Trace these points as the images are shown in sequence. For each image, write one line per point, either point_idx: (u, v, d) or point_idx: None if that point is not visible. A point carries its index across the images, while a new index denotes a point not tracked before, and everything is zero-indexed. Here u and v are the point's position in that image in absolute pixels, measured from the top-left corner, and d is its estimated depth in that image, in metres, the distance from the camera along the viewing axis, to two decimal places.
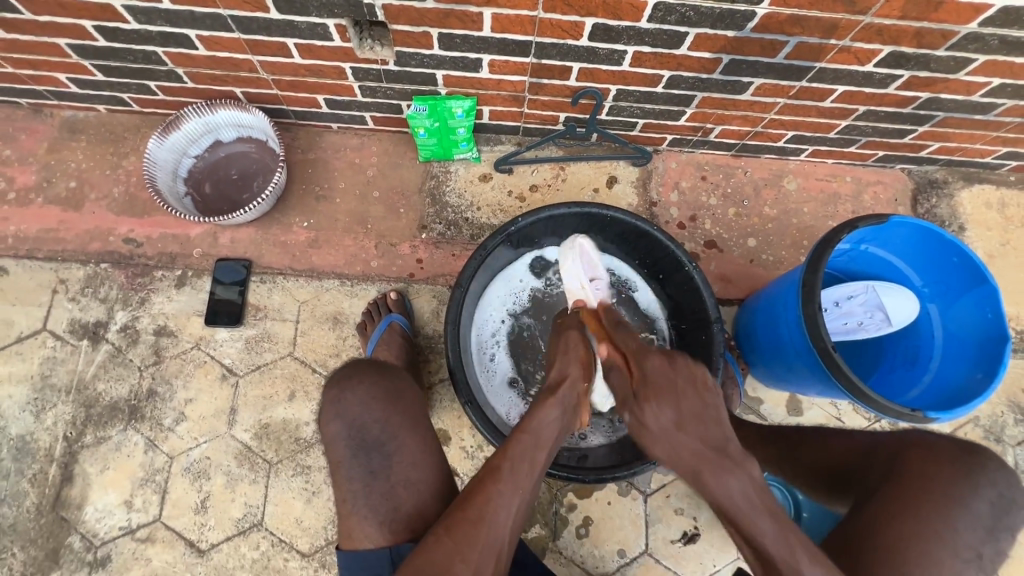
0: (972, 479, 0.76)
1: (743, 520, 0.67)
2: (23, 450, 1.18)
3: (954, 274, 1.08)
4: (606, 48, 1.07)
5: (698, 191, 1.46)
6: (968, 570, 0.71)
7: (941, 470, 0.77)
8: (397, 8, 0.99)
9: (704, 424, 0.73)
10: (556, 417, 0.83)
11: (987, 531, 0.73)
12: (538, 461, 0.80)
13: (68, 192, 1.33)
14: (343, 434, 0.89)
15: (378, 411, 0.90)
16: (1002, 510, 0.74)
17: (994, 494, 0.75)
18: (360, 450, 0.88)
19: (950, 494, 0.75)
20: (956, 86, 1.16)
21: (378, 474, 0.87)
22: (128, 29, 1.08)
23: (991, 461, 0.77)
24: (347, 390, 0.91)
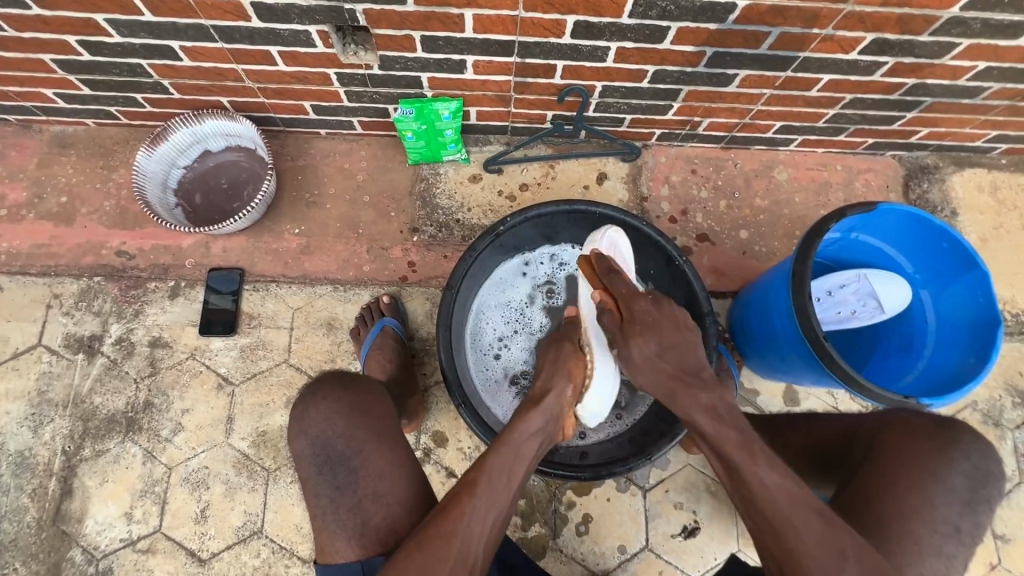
0: (947, 453, 0.76)
1: (735, 468, 0.72)
2: (22, 465, 1.18)
3: (944, 259, 1.07)
4: (589, 45, 1.07)
5: (688, 184, 1.46)
6: (948, 545, 0.72)
7: (916, 447, 0.77)
8: (377, 12, 0.99)
9: (681, 354, 0.83)
10: (538, 429, 0.86)
11: (964, 504, 0.73)
12: (516, 475, 0.82)
13: (59, 207, 1.34)
14: (308, 450, 0.90)
15: (341, 425, 0.91)
16: (978, 482, 0.75)
17: (969, 467, 0.75)
18: (324, 465, 0.89)
19: (926, 469, 0.75)
20: (942, 71, 1.15)
21: (344, 489, 0.88)
22: (112, 42, 1.08)
23: (964, 433, 0.78)
24: (309, 407, 0.92)
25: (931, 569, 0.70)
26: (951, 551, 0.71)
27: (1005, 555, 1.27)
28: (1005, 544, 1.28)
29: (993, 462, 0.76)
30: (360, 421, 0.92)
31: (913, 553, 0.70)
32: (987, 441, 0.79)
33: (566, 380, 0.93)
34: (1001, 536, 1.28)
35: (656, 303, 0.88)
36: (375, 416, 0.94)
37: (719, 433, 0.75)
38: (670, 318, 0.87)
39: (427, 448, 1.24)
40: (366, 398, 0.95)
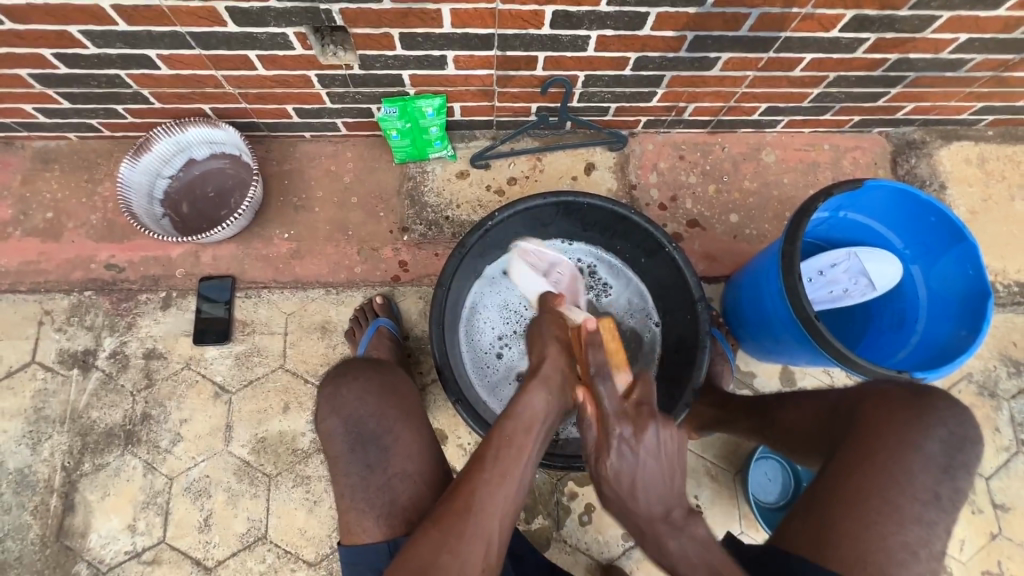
0: (923, 420, 0.76)
1: (645, 534, 0.71)
2: (23, 483, 1.18)
3: (932, 233, 1.08)
4: (569, 35, 1.06)
5: (677, 170, 1.46)
6: (928, 512, 0.72)
7: (894, 418, 0.77)
8: (354, 12, 0.98)
9: (654, 496, 0.70)
10: (543, 401, 0.81)
11: (942, 470, 0.73)
12: (526, 447, 0.78)
13: (46, 223, 1.33)
14: (339, 430, 0.90)
15: (373, 404, 0.91)
16: (954, 447, 0.75)
17: (946, 432, 0.75)
18: (356, 445, 0.89)
19: (903, 438, 0.75)
20: (924, 45, 1.15)
21: (375, 468, 0.88)
22: (88, 54, 1.07)
23: (941, 400, 0.78)
24: (342, 386, 0.91)
25: (916, 538, 0.71)
26: (932, 518, 0.72)
27: (1004, 525, 1.28)
28: (1004, 514, 1.29)
29: (970, 426, 0.76)
30: (391, 400, 0.92)
31: (894, 523, 0.71)
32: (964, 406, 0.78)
33: (563, 352, 0.86)
34: (1000, 506, 1.29)
35: (637, 430, 0.71)
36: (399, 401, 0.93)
37: (640, 507, 0.70)
38: (655, 458, 0.71)
39: None
40: (397, 379, 0.95)
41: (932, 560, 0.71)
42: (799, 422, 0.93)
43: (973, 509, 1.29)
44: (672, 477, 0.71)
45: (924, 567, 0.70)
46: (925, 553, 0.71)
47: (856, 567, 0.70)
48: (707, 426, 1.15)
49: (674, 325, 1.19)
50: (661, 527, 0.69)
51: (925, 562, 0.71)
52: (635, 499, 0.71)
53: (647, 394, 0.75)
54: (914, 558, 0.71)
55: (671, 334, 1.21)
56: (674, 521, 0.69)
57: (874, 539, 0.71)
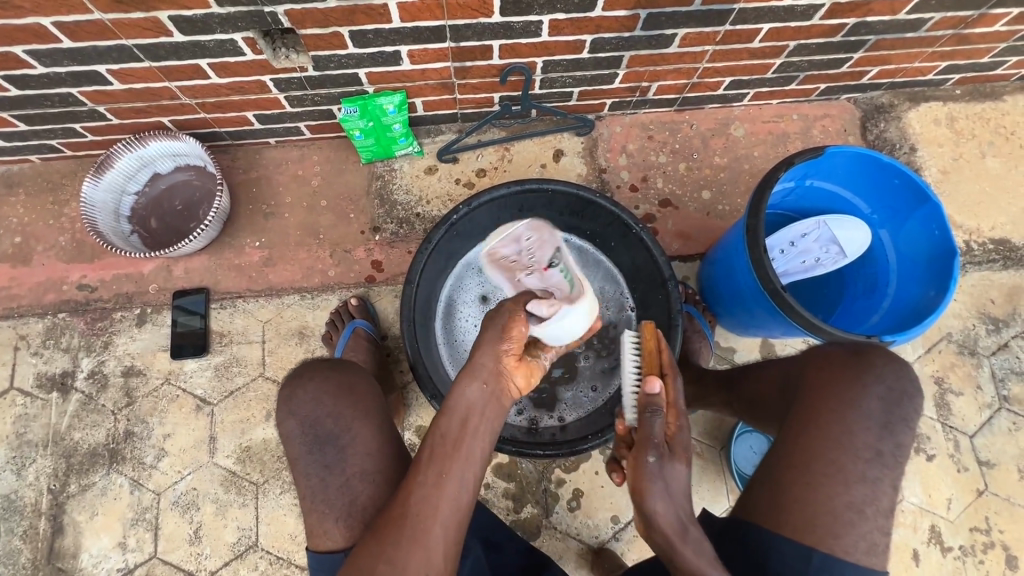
0: (860, 380, 0.76)
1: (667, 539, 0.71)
2: (10, 509, 1.18)
3: (897, 195, 1.07)
4: (521, 21, 1.05)
5: (646, 151, 1.45)
6: (872, 469, 0.73)
7: (835, 379, 0.78)
8: (299, 12, 0.96)
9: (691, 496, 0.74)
10: (476, 394, 0.81)
11: (882, 426, 0.74)
12: (463, 446, 0.79)
13: (15, 247, 1.32)
14: (296, 432, 0.87)
15: (330, 405, 0.88)
16: (893, 403, 0.75)
17: (882, 389, 0.75)
18: (314, 446, 0.87)
19: (844, 399, 0.76)
20: (880, 7, 1.14)
21: (334, 468, 0.86)
22: (36, 74, 1.06)
23: (878, 357, 0.78)
24: (298, 388, 0.89)
25: (861, 497, 0.72)
26: (875, 474, 0.73)
27: (990, 481, 1.29)
28: (990, 470, 1.30)
29: (908, 380, 0.76)
30: (350, 400, 0.90)
31: (839, 483, 0.72)
32: (902, 360, 0.79)
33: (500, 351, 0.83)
34: (985, 462, 1.30)
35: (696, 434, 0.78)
36: (368, 395, 0.92)
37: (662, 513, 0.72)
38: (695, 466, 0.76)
39: (414, 444, 1.24)
40: (355, 378, 0.93)
41: (880, 516, 0.72)
42: (758, 391, 0.93)
43: (959, 467, 1.30)
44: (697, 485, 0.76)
45: (871, 525, 0.71)
46: (873, 510, 0.71)
47: (807, 531, 0.71)
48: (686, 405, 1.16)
49: (648, 308, 1.19)
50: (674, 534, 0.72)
51: (870, 518, 0.71)
52: (684, 459, 0.75)
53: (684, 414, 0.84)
54: (861, 516, 0.71)
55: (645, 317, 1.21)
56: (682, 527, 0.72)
57: (821, 500, 0.72)
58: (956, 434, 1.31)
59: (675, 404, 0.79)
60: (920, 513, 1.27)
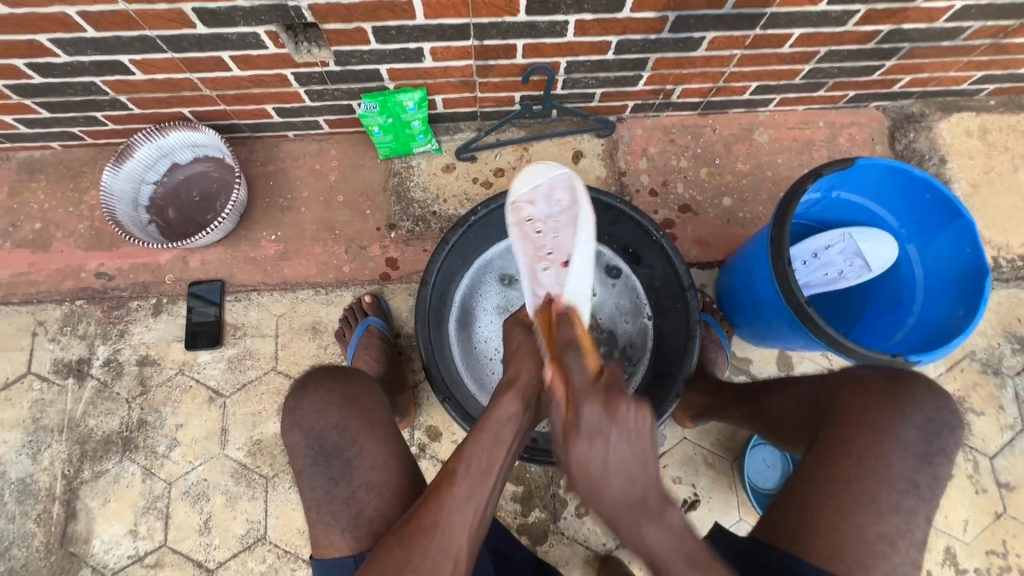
0: (899, 407, 0.75)
1: (618, 525, 0.70)
2: (24, 492, 1.20)
3: (928, 210, 1.04)
4: (546, 21, 1.03)
5: (667, 155, 1.43)
6: (906, 500, 0.72)
7: (871, 405, 0.76)
8: (323, 7, 0.95)
9: (628, 473, 0.69)
10: (518, 412, 0.81)
11: (920, 457, 0.73)
12: (497, 458, 0.79)
13: (34, 233, 1.33)
14: (301, 443, 0.85)
15: (336, 418, 0.86)
16: (932, 433, 0.74)
17: (923, 419, 0.74)
18: (319, 458, 0.85)
19: (880, 425, 0.74)
20: (918, 15, 1.11)
21: (339, 480, 0.84)
22: (60, 63, 1.06)
23: (919, 384, 0.77)
24: (302, 399, 0.86)
25: (894, 527, 0.71)
26: (910, 506, 0.72)
27: (1009, 504, 1.26)
28: (1009, 493, 1.27)
29: (949, 411, 0.75)
30: (355, 412, 0.87)
31: (872, 513, 0.71)
32: (944, 391, 0.78)
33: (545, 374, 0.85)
34: (1005, 485, 1.27)
35: (610, 410, 0.71)
36: (373, 406, 0.90)
37: (612, 495, 0.70)
38: (627, 442, 0.70)
39: (425, 443, 1.24)
40: (362, 389, 0.90)
41: (913, 549, 0.71)
42: (784, 406, 0.91)
43: (977, 489, 1.27)
44: (646, 462, 0.70)
45: (905, 558, 0.70)
46: (905, 543, 0.71)
47: (834, 560, 0.70)
48: (701, 416, 1.14)
49: (664, 316, 1.17)
50: (637, 513, 0.69)
51: (902, 551, 0.70)
52: (588, 441, 0.70)
53: (616, 377, 0.76)
54: (892, 548, 0.70)
55: (661, 326, 1.19)
56: (649, 508, 0.69)
57: (854, 528, 0.71)
58: (976, 455, 1.28)
59: (568, 386, 0.76)
60: (937, 534, 1.24)
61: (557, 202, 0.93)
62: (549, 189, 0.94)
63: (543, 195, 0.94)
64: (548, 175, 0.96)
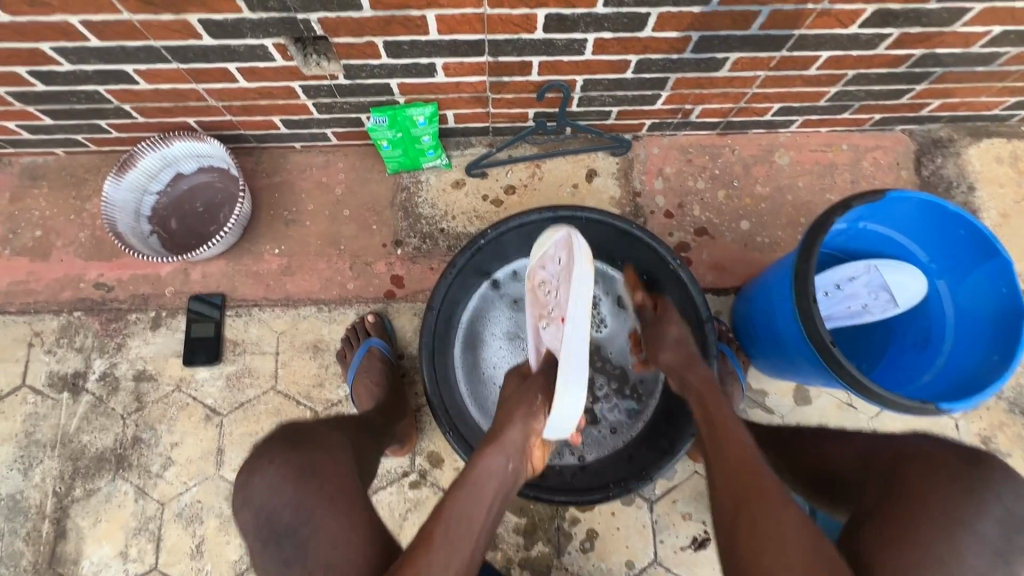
0: (976, 494, 0.69)
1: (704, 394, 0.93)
2: (15, 509, 1.16)
3: (962, 247, 0.98)
4: (564, 39, 0.99)
5: (684, 175, 1.38)
6: None
7: (939, 486, 0.71)
8: (333, 21, 0.92)
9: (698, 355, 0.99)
10: (500, 466, 0.81)
11: (998, 556, 0.67)
12: (477, 519, 0.75)
13: (34, 241, 1.30)
14: (252, 524, 0.81)
15: (289, 494, 0.80)
16: (1013, 530, 0.68)
17: (1002, 512, 0.69)
18: (270, 539, 0.79)
19: (954, 514, 0.69)
20: (953, 39, 1.06)
21: (294, 564, 0.77)
22: (63, 71, 1.03)
23: (996, 470, 0.71)
24: (255, 473, 0.82)
25: None
26: None
27: None
28: None
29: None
30: (309, 486, 0.80)
31: None
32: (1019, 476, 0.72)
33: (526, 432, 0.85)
34: None
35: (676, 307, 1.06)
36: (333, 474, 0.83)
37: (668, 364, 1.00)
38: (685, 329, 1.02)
39: (425, 470, 1.19)
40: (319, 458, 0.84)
41: None
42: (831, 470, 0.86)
43: None
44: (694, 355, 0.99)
45: None
46: None
47: None
48: None
49: None
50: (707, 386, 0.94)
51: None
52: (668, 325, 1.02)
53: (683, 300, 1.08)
54: None
55: None
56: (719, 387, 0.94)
57: None
58: None
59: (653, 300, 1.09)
60: None
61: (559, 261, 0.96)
62: (555, 253, 0.98)
63: (551, 258, 0.99)
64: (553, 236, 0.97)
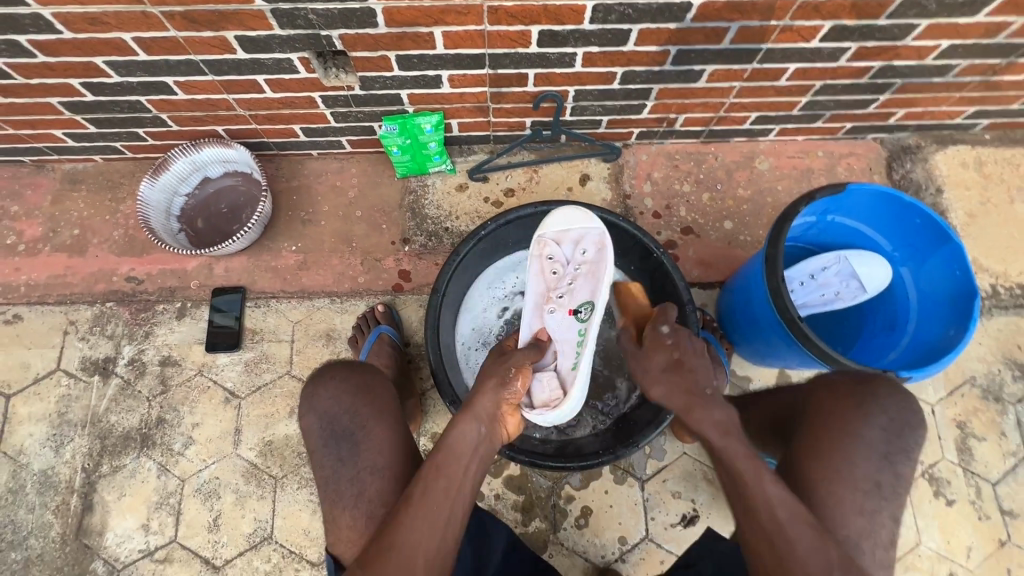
0: (863, 408, 0.88)
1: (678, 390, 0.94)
2: (46, 484, 1.25)
3: (918, 235, 1.08)
4: (556, 52, 1.12)
5: (670, 180, 1.49)
6: (870, 499, 0.83)
7: (839, 411, 0.89)
8: (352, 37, 1.05)
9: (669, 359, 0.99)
10: (474, 430, 0.87)
11: (881, 456, 0.85)
12: (456, 476, 0.83)
13: (72, 239, 1.42)
14: (314, 426, 0.93)
15: (348, 403, 0.94)
16: (894, 433, 0.86)
17: (885, 420, 0.87)
18: (330, 439, 0.92)
19: (847, 428, 0.87)
20: (907, 52, 1.17)
21: (346, 460, 0.91)
22: (112, 82, 1.16)
23: (887, 391, 0.90)
24: (320, 385, 0.96)
25: (859, 527, 0.81)
26: (873, 506, 0.82)
27: (1013, 531, 1.26)
28: (1012, 520, 1.26)
29: (909, 413, 0.88)
30: (366, 399, 0.96)
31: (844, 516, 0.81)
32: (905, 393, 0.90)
33: (496, 397, 0.91)
34: (1008, 512, 1.27)
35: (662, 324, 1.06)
36: (381, 396, 0.98)
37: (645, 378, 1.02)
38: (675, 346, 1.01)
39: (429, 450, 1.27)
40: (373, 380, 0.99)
41: (878, 549, 0.81)
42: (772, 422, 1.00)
43: (980, 515, 1.26)
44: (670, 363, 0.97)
45: None
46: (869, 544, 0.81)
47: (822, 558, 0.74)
48: (699, 429, 1.18)
49: None
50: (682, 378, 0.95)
51: (867, 552, 0.81)
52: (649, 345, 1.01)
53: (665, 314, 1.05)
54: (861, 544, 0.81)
55: None
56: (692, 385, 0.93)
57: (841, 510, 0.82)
58: (978, 481, 1.28)
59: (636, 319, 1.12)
60: (939, 559, 1.24)
61: (580, 249, 1.13)
62: (578, 238, 1.13)
63: (570, 240, 1.14)
64: (586, 225, 1.13)
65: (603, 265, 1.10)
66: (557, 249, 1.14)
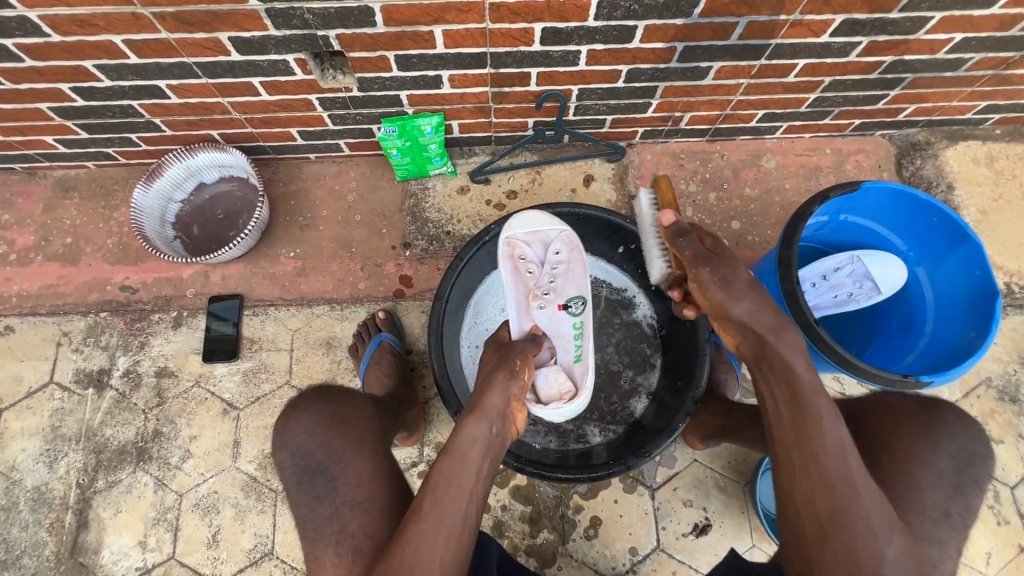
0: (932, 435, 0.82)
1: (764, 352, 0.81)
2: (39, 500, 1.21)
3: (934, 234, 1.06)
4: (560, 50, 1.08)
5: (676, 179, 1.46)
6: (940, 530, 0.77)
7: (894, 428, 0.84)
8: (349, 37, 1.01)
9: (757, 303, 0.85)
10: (481, 431, 0.83)
11: (954, 487, 0.79)
12: (467, 482, 0.79)
13: (65, 248, 1.38)
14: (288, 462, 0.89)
15: (322, 435, 0.90)
16: (965, 464, 0.80)
17: (955, 449, 0.81)
18: (304, 476, 0.88)
19: (912, 453, 0.81)
20: (919, 46, 1.14)
21: (323, 498, 0.87)
22: (102, 87, 1.13)
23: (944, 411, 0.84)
24: (292, 419, 0.92)
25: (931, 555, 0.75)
26: (942, 536, 0.76)
27: None
28: None
29: (980, 444, 0.82)
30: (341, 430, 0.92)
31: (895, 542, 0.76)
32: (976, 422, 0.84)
33: (501, 394, 0.88)
34: None
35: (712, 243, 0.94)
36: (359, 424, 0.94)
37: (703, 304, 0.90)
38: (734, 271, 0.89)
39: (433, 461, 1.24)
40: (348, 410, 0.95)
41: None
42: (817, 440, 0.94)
43: (1000, 520, 1.23)
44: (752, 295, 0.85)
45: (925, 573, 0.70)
46: None
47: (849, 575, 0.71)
48: (711, 436, 1.15)
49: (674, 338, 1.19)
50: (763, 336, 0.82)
51: None
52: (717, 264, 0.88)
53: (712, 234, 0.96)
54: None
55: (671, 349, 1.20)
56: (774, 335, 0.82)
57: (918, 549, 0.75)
58: (997, 485, 1.25)
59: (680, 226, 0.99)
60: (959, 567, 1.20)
61: (549, 247, 1.13)
62: (546, 235, 1.13)
63: (539, 238, 1.14)
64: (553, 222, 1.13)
65: (578, 262, 1.13)
66: (529, 244, 1.13)
